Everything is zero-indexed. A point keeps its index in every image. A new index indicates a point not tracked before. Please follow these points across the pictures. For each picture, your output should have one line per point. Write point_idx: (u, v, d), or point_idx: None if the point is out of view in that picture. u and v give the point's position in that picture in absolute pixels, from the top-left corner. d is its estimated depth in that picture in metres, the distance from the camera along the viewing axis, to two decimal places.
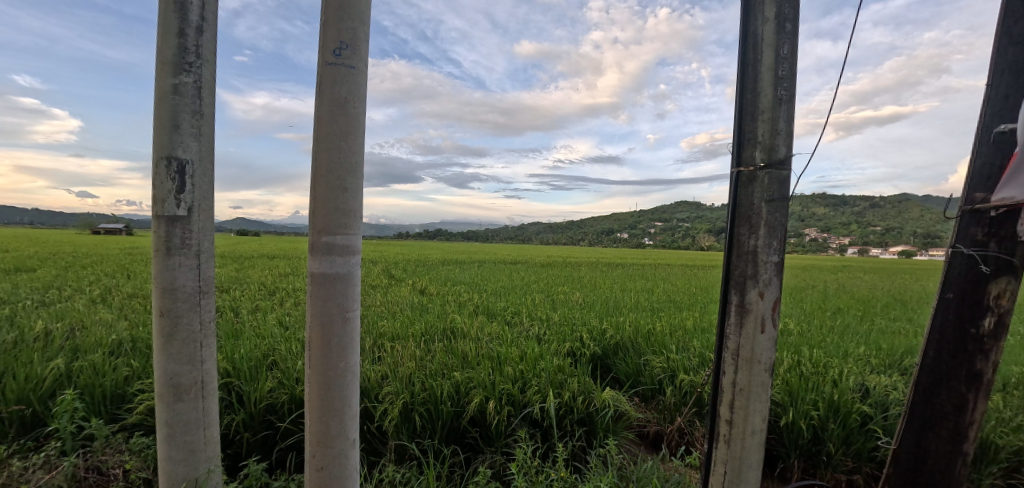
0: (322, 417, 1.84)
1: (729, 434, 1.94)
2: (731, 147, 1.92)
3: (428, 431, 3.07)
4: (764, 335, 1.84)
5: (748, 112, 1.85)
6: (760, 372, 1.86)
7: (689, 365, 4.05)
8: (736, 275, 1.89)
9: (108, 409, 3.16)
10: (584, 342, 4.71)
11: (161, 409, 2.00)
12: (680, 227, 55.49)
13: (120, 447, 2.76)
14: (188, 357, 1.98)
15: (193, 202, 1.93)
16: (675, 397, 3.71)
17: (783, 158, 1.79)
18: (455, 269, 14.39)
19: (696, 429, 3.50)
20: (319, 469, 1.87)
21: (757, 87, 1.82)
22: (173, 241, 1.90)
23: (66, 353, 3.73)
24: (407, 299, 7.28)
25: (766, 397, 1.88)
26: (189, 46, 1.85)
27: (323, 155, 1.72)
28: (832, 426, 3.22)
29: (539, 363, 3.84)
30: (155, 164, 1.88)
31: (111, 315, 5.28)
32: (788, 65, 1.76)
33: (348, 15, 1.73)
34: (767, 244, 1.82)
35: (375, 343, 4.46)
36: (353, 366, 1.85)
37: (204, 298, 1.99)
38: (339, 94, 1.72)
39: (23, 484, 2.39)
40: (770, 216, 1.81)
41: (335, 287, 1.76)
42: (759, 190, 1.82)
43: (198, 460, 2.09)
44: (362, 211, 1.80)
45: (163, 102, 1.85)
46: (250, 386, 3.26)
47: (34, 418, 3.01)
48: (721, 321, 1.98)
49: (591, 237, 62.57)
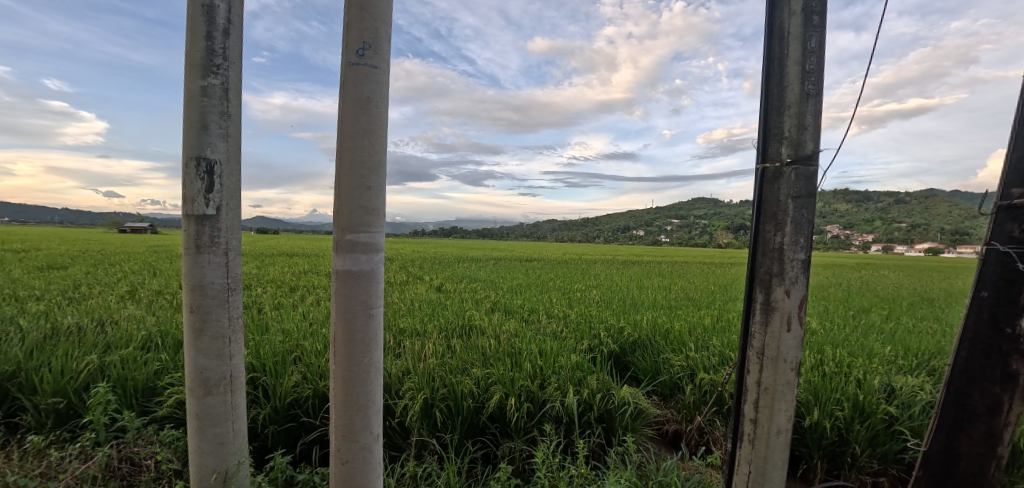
0: (346, 412, 1.87)
1: (753, 433, 1.92)
2: (757, 143, 1.90)
3: (449, 426, 3.11)
4: (790, 333, 1.81)
5: (774, 107, 1.82)
6: (786, 371, 1.83)
7: (709, 364, 4.02)
8: (761, 273, 1.86)
9: (139, 402, 3.26)
10: (602, 339, 4.69)
11: (191, 402, 2.05)
12: (697, 224, 54.92)
13: (150, 439, 2.85)
14: (217, 352, 2.03)
15: (221, 201, 1.98)
16: (694, 396, 3.69)
17: (811, 154, 1.76)
18: (472, 267, 14.51)
19: (717, 428, 3.45)
20: (344, 463, 1.90)
21: (784, 81, 1.79)
22: (202, 239, 1.95)
23: (99, 348, 3.86)
24: (424, 296, 7.34)
25: (792, 396, 1.85)
26: (217, 48, 1.90)
27: (347, 155, 1.75)
28: (858, 427, 3.17)
29: (556, 360, 3.85)
30: (185, 164, 1.93)
31: (140, 311, 5.43)
32: (815, 58, 1.73)
33: (370, 16, 1.75)
34: (794, 242, 1.79)
35: (395, 339, 4.52)
36: (377, 362, 1.87)
37: (232, 294, 2.04)
38: (361, 93, 1.74)
39: (61, 473, 2.50)
40: (797, 213, 1.77)
41: (359, 284, 1.79)
42: (785, 186, 1.79)
43: (228, 452, 2.14)
44: (385, 209, 1.82)
45: (192, 104, 1.90)
46: (275, 381, 3.34)
47: (69, 409, 3.13)
48: (745, 321, 1.95)
49: (606, 234, 62.29)
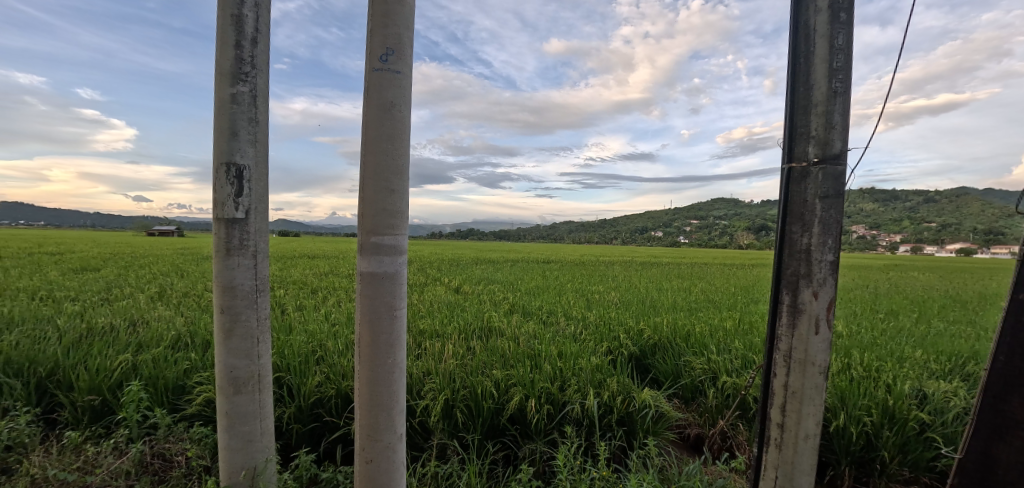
0: (371, 411, 1.89)
1: (780, 438, 1.89)
2: (782, 143, 1.87)
3: (470, 426, 3.13)
4: (818, 336, 1.78)
5: (800, 106, 1.79)
6: (814, 375, 1.80)
7: (731, 367, 3.96)
8: (788, 274, 1.83)
9: (169, 399, 3.35)
10: (622, 341, 4.66)
11: (221, 401, 2.11)
12: (717, 225, 54.13)
13: (181, 436, 2.93)
14: (246, 352, 2.08)
15: (250, 205, 2.03)
16: (717, 399, 3.64)
17: (839, 153, 1.73)
18: (490, 269, 14.55)
19: (740, 433, 3.39)
20: (368, 462, 1.93)
21: (810, 80, 1.76)
22: (232, 242, 2.00)
23: (131, 348, 3.99)
24: (443, 298, 7.38)
25: (821, 400, 1.82)
26: (245, 57, 1.95)
27: (371, 159, 1.78)
28: (888, 433, 3.08)
29: (576, 363, 3.83)
30: (215, 170, 1.99)
31: (170, 312, 5.60)
32: (843, 55, 1.70)
33: (393, 22, 1.78)
34: (822, 243, 1.75)
35: (415, 340, 4.56)
36: (401, 362, 1.90)
37: (261, 296, 2.09)
38: (385, 98, 1.77)
39: (97, 468, 2.59)
40: (825, 213, 1.74)
41: (383, 285, 1.81)
42: (812, 186, 1.76)
43: (256, 450, 2.19)
44: (408, 212, 1.85)
45: (222, 111, 1.95)
46: (299, 380, 3.41)
47: (104, 406, 3.24)
48: (771, 323, 1.92)
49: (624, 236, 61.82)
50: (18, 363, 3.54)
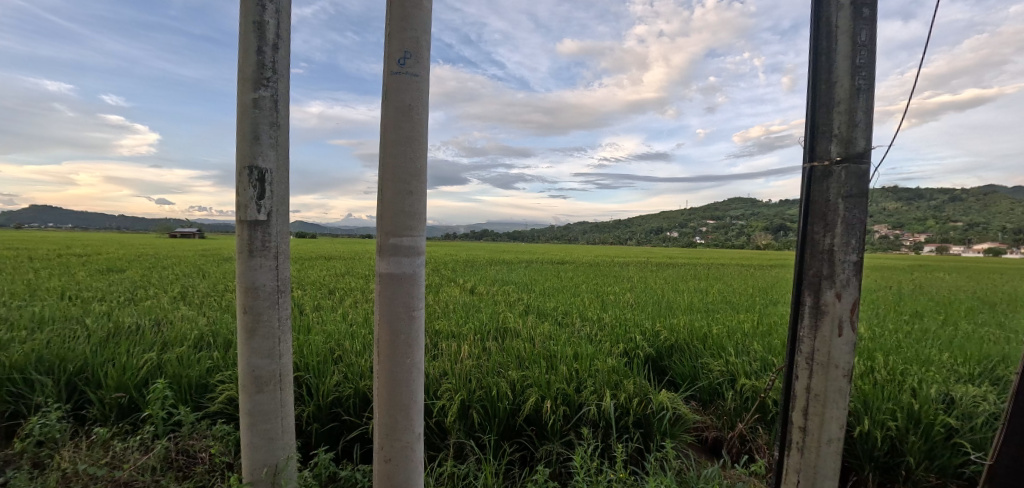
0: (390, 411, 1.91)
1: (802, 442, 1.86)
2: (803, 142, 1.84)
3: (486, 427, 3.14)
4: (842, 339, 1.75)
5: (822, 103, 1.76)
6: (838, 377, 1.77)
7: (750, 370, 3.91)
8: (810, 275, 1.81)
9: (193, 398, 3.43)
10: (638, 343, 4.63)
11: (244, 399, 2.15)
12: (735, 225, 53.39)
13: (204, 433, 2.99)
14: (268, 351, 2.12)
15: (272, 207, 2.07)
16: (735, 402, 3.59)
17: (862, 151, 1.69)
18: (504, 270, 14.57)
19: (759, 436, 3.34)
20: (387, 460, 1.95)
21: (832, 77, 1.73)
22: (255, 244, 2.04)
23: (156, 347, 4.09)
24: (458, 299, 7.42)
25: (845, 404, 1.78)
26: (267, 63, 1.99)
27: (390, 161, 1.80)
28: (913, 438, 3.01)
29: (592, 364, 3.82)
30: (238, 173, 2.03)
31: (192, 312, 5.72)
32: (866, 52, 1.67)
33: (411, 26, 1.80)
34: (845, 243, 1.72)
35: (432, 341, 4.59)
36: (419, 362, 1.92)
37: (282, 296, 2.13)
38: (403, 101, 1.79)
39: (124, 463, 2.66)
40: (848, 213, 1.71)
41: (401, 286, 1.83)
42: (834, 185, 1.74)
43: (277, 448, 2.23)
44: (426, 214, 1.86)
45: (245, 116, 1.99)
46: (318, 379, 3.45)
47: (130, 403, 3.33)
48: (793, 325, 1.90)
49: (640, 236, 61.37)
50: (49, 361, 3.65)
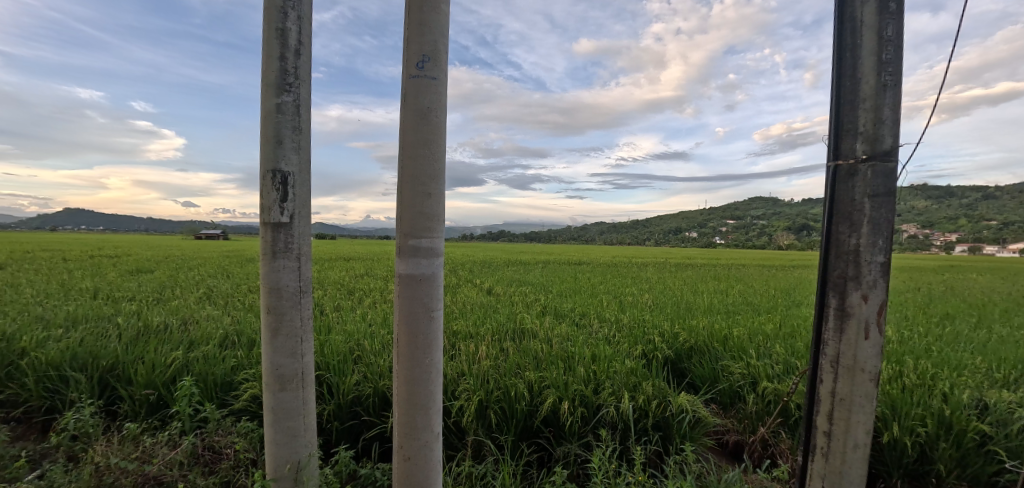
0: (409, 410, 1.93)
1: (827, 448, 1.82)
2: (828, 141, 1.80)
3: (504, 427, 3.14)
4: (868, 342, 1.71)
5: (847, 101, 1.73)
6: (864, 382, 1.72)
7: (772, 373, 3.84)
8: (834, 277, 1.77)
9: (219, 395, 3.51)
10: (657, 344, 4.58)
11: (268, 397, 2.19)
12: (756, 225, 52.46)
13: (229, 429, 3.06)
14: (291, 351, 2.16)
15: (294, 210, 2.11)
16: (757, 406, 3.54)
17: (890, 149, 1.65)
18: (522, 271, 14.56)
19: (782, 440, 3.28)
20: (406, 459, 1.96)
21: (857, 73, 1.69)
22: (278, 245, 2.08)
23: (183, 345, 4.20)
24: (475, 300, 7.46)
25: (871, 409, 1.74)
26: (289, 68, 2.03)
27: (409, 163, 1.82)
28: (944, 445, 2.92)
29: (610, 365, 3.79)
30: (262, 177, 2.08)
31: (217, 312, 5.86)
32: (893, 47, 1.63)
33: (429, 30, 1.82)
34: (871, 244, 1.68)
35: (449, 341, 4.62)
36: (438, 362, 1.93)
37: (304, 297, 2.17)
38: (422, 104, 1.81)
39: (153, 457, 2.74)
40: (874, 212, 1.67)
41: (421, 287, 1.85)
42: (860, 184, 1.70)
43: (299, 445, 2.27)
44: (444, 215, 1.87)
45: (268, 121, 2.04)
46: (338, 378, 3.51)
47: (159, 400, 3.42)
48: (817, 327, 1.86)
49: (658, 237, 60.76)
50: (83, 358, 3.78)
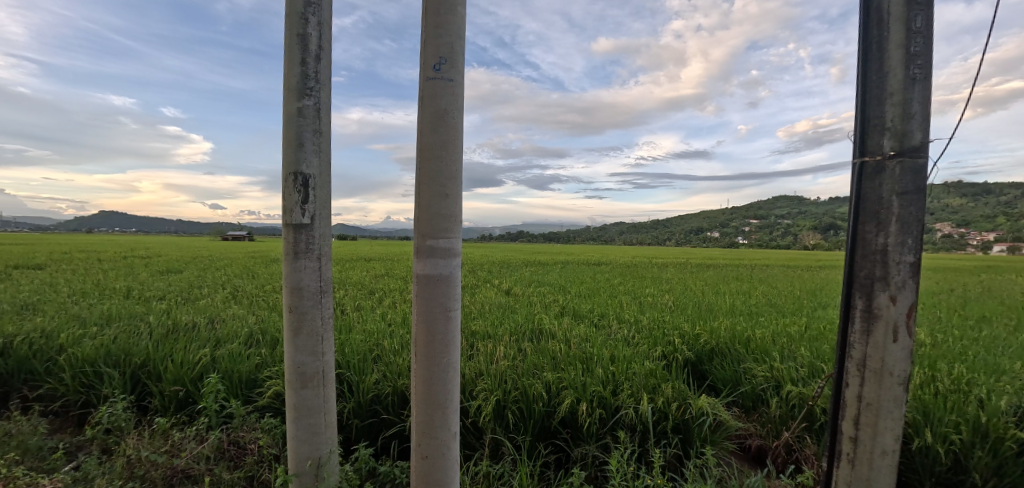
0: (427, 409, 1.94)
1: (853, 454, 1.77)
2: (853, 137, 1.75)
3: (521, 428, 3.14)
4: (897, 345, 1.65)
5: (873, 96, 1.68)
6: (893, 386, 1.67)
7: (796, 376, 3.76)
8: (861, 277, 1.72)
9: (243, 392, 3.59)
10: (677, 346, 4.52)
11: (290, 394, 2.23)
12: (780, 225, 51.35)
13: (253, 425, 3.13)
14: (312, 349, 2.20)
15: (315, 211, 2.14)
16: (781, 410, 3.46)
17: (919, 145, 1.60)
18: (540, 271, 14.54)
19: (807, 446, 3.20)
20: (424, 458, 1.98)
21: (884, 67, 1.64)
22: (299, 246, 2.12)
23: (210, 343, 4.32)
24: (494, 300, 7.47)
25: (900, 414, 1.69)
26: (310, 73, 2.07)
27: (426, 164, 1.83)
28: (979, 453, 2.81)
29: (629, 367, 3.76)
30: (284, 179, 2.12)
31: (242, 311, 6.00)
32: (921, 39, 1.58)
33: (446, 31, 1.83)
34: (900, 243, 1.63)
35: (468, 341, 4.64)
36: (455, 362, 1.94)
37: (325, 296, 2.21)
38: (439, 105, 1.82)
39: (181, 451, 2.82)
40: (903, 211, 1.62)
41: (438, 288, 1.86)
42: (888, 182, 1.65)
43: (320, 442, 2.30)
44: (461, 215, 1.88)
45: (290, 124, 2.08)
46: (358, 377, 3.55)
47: (187, 396, 3.52)
48: (843, 329, 1.81)
49: (679, 237, 59.97)
50: (115, 355, 3.91)
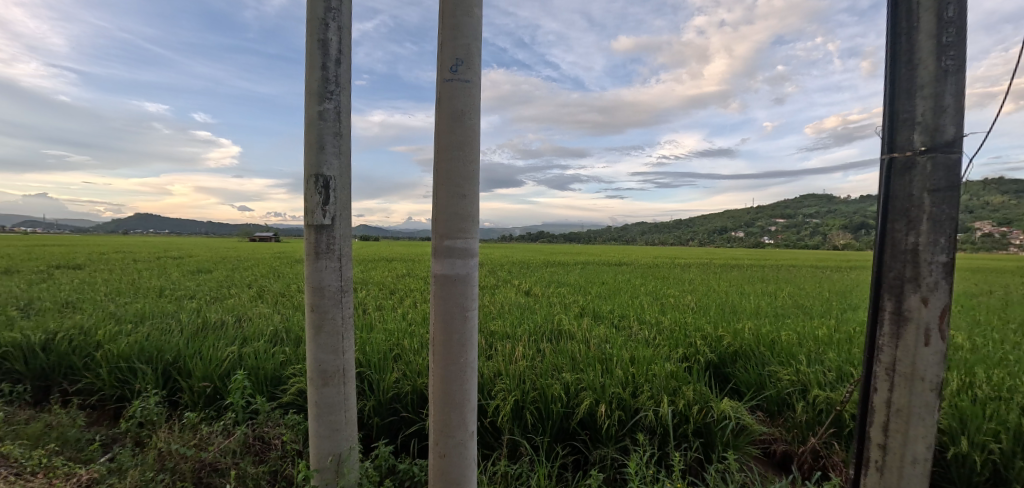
0: (444, 408, 1.95)
1: (882, 461, 1.71)
2: (882, 133, 1.70)
3: (539, 428, 3.13)
4: (929, 348, 1.59)
5: (902, 89, 1.62)
6: (924, 392, 1.61)
7: (824, 380, 3.66)
8: (890, 278, 1.66)
9: (268, 388, 3.67)
10: (699, 348, 4.45)
11: (312, 391, 2.27)
12: (807, 224, 50.06)
13: (277, 421, 3.19)
14: (333, 348, 2.23)
15: (336, 212, 2.17)
16: (807, 415, 3.37)
17: (952, 139, 1.53)
18: (560, 271, 14.48)
19: (835, 452, 3.11)
20: (442, 456, 1.99)
21: (914, 59, 1.58)
22: (321, 246, 2.16)
23: (237, 341, 4.43)
24: (514, 300, 7.48)
25: (932, 421, 1.62)
26: (330, 77, 2.10)
27: (443, 165, 1.84)
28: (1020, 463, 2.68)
29: (649, 368, 3.71)
30: (306, 181, 2.15)
31: (268, 309, 6.13)
32: (954, 29, 1.51)
33: (462, 33, 1.83)
34: (932, 242, 1.56)
35: (487, 341, 4.65)
36: (473, 361, 1.94)
37: (345, 296, 2.24)
38: (455, 107, 1.82)
39: (209, 445, 2.90)
40: (934, 209, 1.56)
41: (455, 288, 1.87)
42: (918, 178, 1.59)
43: (341, 438, 2.34)
44: (478, 215, 1.88)
45: (311, 127, 2.12)
46: (378, 376, 3.59)
47: (215, 392, 3.61)
48: (871, 331, 1.75)
49: (702, 237, 59.01)
50: (148, 352, 4.04)
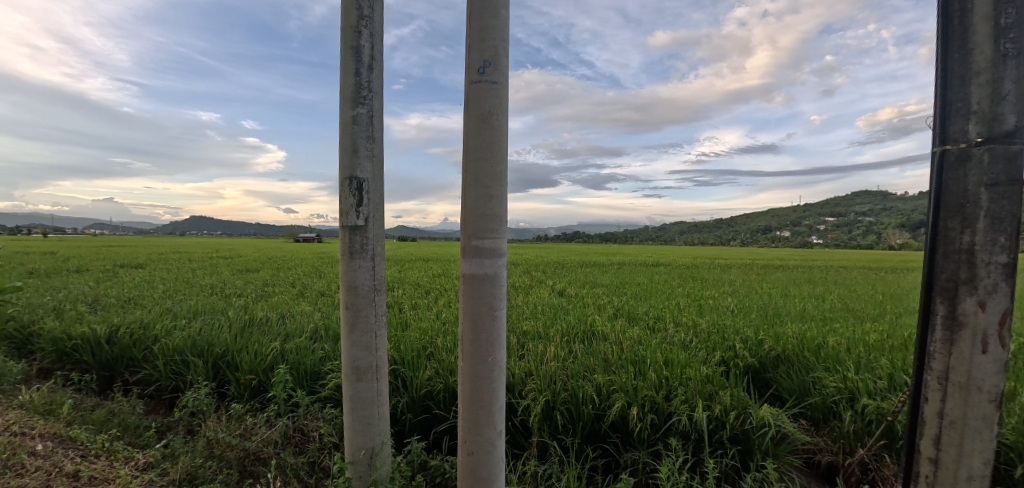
0: (472, 406, 1.96)
1: (933, 476, 1.60)
2: (933, 124, 1.59)
3: (570, 430, 3.10)
4: (987, 356, 1.48)
5: (955, 77, 1.51)
6: (982, 403, 1.49)
7: (874, 389, 3.46)
8: (943, 280, 1.55)
9: (308, 383, 3.80)
10: (738, 352, 4.30)
11: (346, 386, 2.32)
12: (858, 223, 47.59)
13: (317, 415, 3.28)
14: (366, 345, 2.28)
15: (369, 213, 2.22)
16: (855, 424, 3.20)
17: (1013, 129, 1.41)
18: (595, 272, 14.30)
19: (885, 465, 2.94)
20: (470, 454, 2.00)
21: (968, 43, 1.47)
22: (354, 246, 2.21)
23: (280, 337, 4.60)
24: (547, 300, 7.45)
25: (991, 435, 1.50)
26: (363, 82, 2.15)
27: (471, 165, 1.85)
28: None
29: (684, 371, 3.62)
30: (341, 183, 2.21)
31: (309, 307, 6.34)
32: (1014, 9, 1.40)
33: (489, 35, 1.84)
34: (990, 241, 1.45)
35: (519, 341, 4.66)
36: (501, 361, 1.94)
37: (378, 294, 2.28)
38: (483, 108, 1.83)
39: (253, 435, 3.02)
40: (993, 205, 1.45)
41: (483, 287, 1.87)
42: (974, 172, 1.48)
43: (374, 433, 2.38)
44: (506, 215, 1.88)
45: (346, 131, 2.17)
46: (412, 373, 3.65)
47: (260, 384, 3.77)
48: (922, 336, 1.64)
49: (743, 236, 57.09)
50: (199, 346, 4.25)
